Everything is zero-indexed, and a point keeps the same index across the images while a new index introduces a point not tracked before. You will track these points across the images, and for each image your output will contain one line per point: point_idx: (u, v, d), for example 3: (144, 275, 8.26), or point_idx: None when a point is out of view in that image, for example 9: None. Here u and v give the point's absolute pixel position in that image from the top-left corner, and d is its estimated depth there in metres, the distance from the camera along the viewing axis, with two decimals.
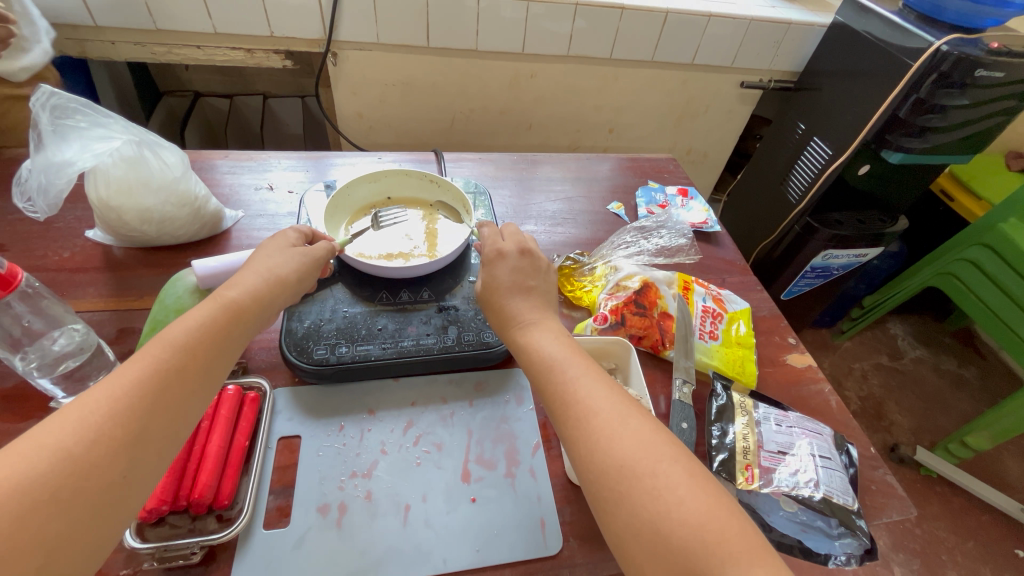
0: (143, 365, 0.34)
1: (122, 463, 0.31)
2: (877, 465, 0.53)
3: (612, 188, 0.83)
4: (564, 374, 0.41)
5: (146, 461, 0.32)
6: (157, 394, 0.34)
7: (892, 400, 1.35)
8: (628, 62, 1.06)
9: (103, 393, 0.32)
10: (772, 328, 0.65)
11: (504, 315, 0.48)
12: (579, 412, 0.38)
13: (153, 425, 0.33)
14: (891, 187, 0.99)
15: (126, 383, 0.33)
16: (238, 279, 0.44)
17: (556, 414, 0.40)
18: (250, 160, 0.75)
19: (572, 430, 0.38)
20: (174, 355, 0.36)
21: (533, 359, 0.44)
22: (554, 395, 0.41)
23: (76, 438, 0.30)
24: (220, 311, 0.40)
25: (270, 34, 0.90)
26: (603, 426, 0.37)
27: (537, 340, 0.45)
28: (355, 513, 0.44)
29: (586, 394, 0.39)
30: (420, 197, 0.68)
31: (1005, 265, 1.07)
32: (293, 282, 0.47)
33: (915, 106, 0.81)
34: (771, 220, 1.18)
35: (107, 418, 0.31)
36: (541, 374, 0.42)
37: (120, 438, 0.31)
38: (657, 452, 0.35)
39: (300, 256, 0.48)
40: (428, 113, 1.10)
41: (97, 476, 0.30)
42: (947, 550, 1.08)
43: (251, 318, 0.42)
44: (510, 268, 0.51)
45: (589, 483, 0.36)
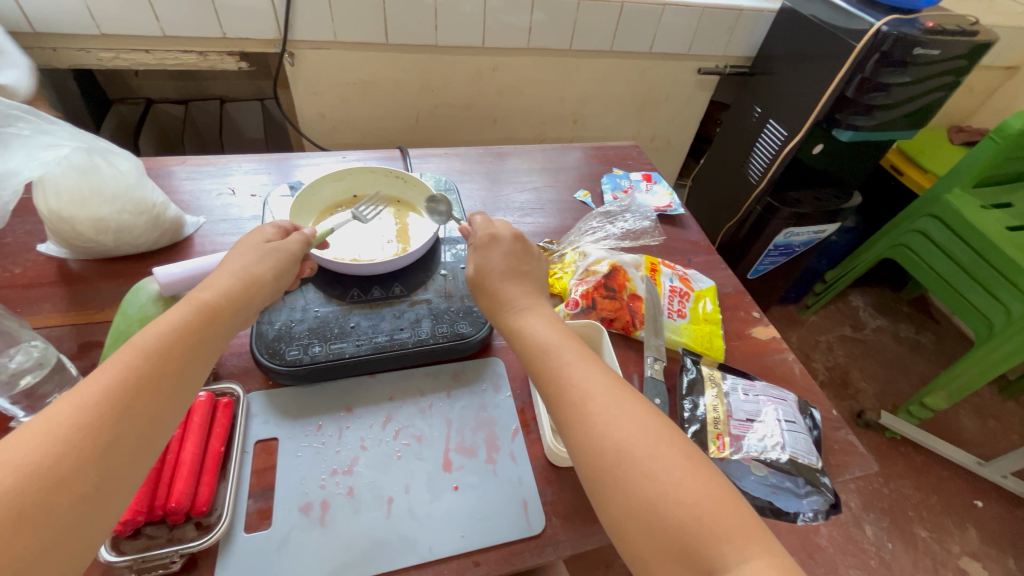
0: (112, 373, 0.34)
1: (95, 474, 0.30)
2: (839, 426, 0.55)
3: (578, 176, 0.84)
4: (559, 358, 0.42)
5: (119, 469, 0.32)
6: (129, 398, 0.33)
7: (856, 368, 1.41)
8: (587, 53, 1.07)
9: (67, 406, 0.31)
10: (736, 303, 0.67)
11: (493, 301, 0.49)
12: (576, 395, 0.39)
13: (125, 432, 0.32)
14: (843, 165, 1.04)
15: (95, 390, 0.33)
16: (211, 279, 0.43)
17: (551, 396, 0.41)
18: (209, 165, 0.74)
19: (568, 413, 0.39)
20: (145, 360, 0.35)
21: (528, 343, 0.44)
22: (550, 379, 0.41)
23: (43, 452, 0.29)
24: (190, 311, 0.40)
25: (222, 35, 0.88)
26: (602, 409, 0.38)
27: (532, 325, 0.46)
28: (338, 509, 0.44)
29: (581, 377, 0.40)
30: (386, 194, 0.68)
31: (952, 233, 1.13)
32: (270, 279, 0.47)
33: (861, 85, 0.85)
34: (734, 202, 1.22)
35: (76, 429, 0.31)
36: (536, 358, 0.43)
37: (92, 448, 0.31)
38: (656, 435, 0.36)
39: (275, 253, 0.48)
40: (392, 111, 1.09)
41: (67, 489, 0.29)
42: (913, 506, 1.15)
43: (224, 316, 0.41)
44: (503, 252, 0.52)
45: (586, 464, 0.37)
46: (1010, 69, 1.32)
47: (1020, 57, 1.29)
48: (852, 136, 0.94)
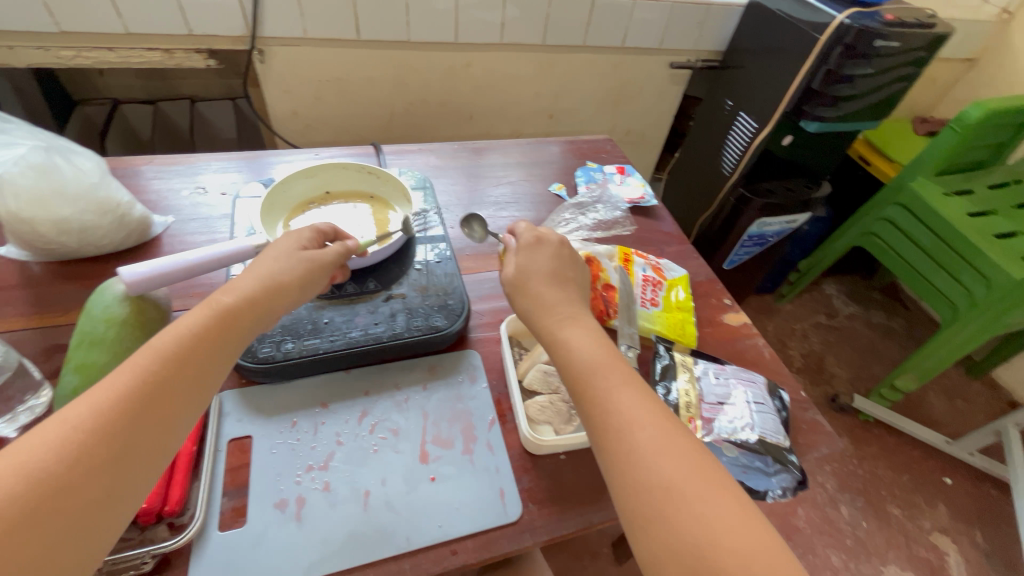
0: (130, 375, 0.34)
1: (104, 481, 0.31)
2: (807, 407, 0.57)
3: (553, 170, 0.84)
4: (605, 380, 0.40)
5: (127, 476, 0.32)
6: (143, 405, 0.34)
7: (830, 354, 1.45)
8: (561, 48, 1.08)
9: (86, 408, 0.32)
10: (708, 291, 0.68)
11: (540, 313, 0.47)
12: (623, 424, 0.38)
13: (137, 438, 0.33)
14: (812, 155, 1.07)
15: (113, 396, 0.33)
16: (235, 282, 0.43)
17: (594, 420, 0.39)
18: (177, 164, 0.73)
19: (613, 442, 0.37)
20: (160, 363, 0.36)
21: (571, 362, 0.43)
22: (593, 402, 0.40)
23: (58, 456, 0.30)
24: (210, 314, 0.40)
25: (188, 32, 0.86)
26: (652, 441, 0.36)
27: (574, 340, 0.44)
28: (313, 504, 0.44)
29: (627, 403, 0.39)
30: (358, 189, 0.68)
31: (916, 221, 1.16)
32: (294, 289, 0.46)
33: (826, 77, 0.88)
34: (708, 194, 1.24)
35: (89, 435, 0.31)
36: (580, 378, 0.41)
37: (104, 455, 0.31)
38: (708, 475, 0.35)
39: (303, 259, 0.47)
40: (366, 108, 1.08)
41: (76, 495, 0.29)
42: (886, 486, 1.18)
43: (242, 322, 0.41)
44: (550, 256, 0.52)
45: (628, 495, 0.35)
46: (969, 61, 1.37)
47: (978, 49, 1.34)
48: (819, 127, 0.95)
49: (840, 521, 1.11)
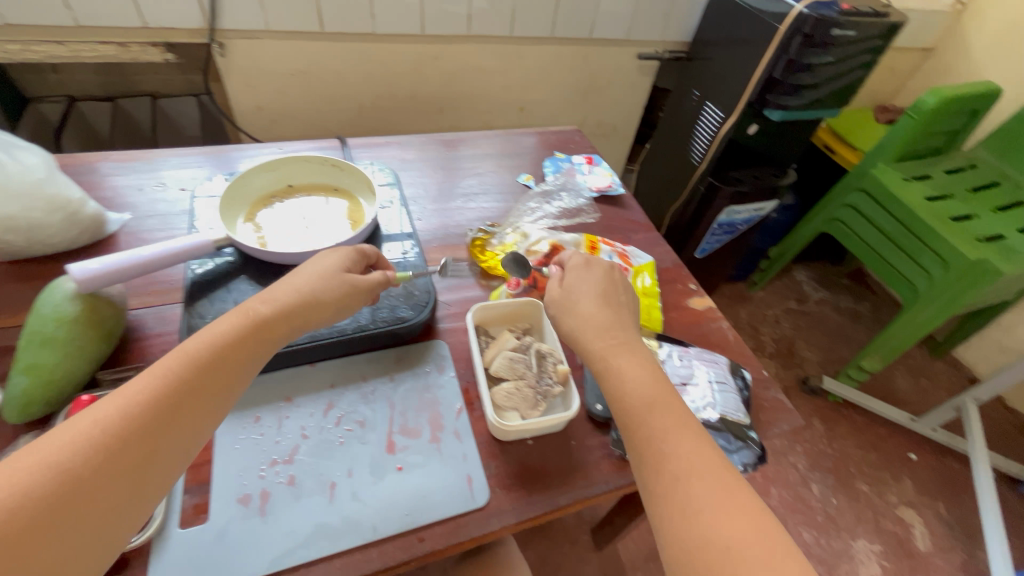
0: (154, 380, 0.36)
1: (124, 484, 0.33)
2: (769, 385, 0.58)
3: (522, 161, 0.85)
4: (661, 422, 0.40)
5: (145, 479, 0.34)
6: (170, 412, 0.36)
7: (801, 338, 1.49)
8: (529, 39, 1.08)
9: (114, 410, 0.34)
10: (674, 277, 0.69)
11: (591, 338, 0.46)
12: (679, 474, 0.37)
13: (162, 443, 0.35)
14: (777, 144, 1.09)
15: (139, 400, 0.35)
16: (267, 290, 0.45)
17: (647, 465, 0.39)
18: (134, 161, 0.71)
19: (667, 490, 0.37)
20: (189, 369, 0.38)
21: (625, 402, 0.42)
22: (648, 445, 0.39)
23: (80, 455, 0.32)
24: (245, 323, 0.42)
25: (143, 24, 0.83)
26: (710, 494, 0.36)
27: (629, 371, 0.43)
28: (278, 498, 0.43)
29: (683, 451, 0.38)
30: (322, 182, 0.67)
31: (878, 206, 1.20)
32: (329, 308, 0.47)
33: (788, 66, 0.90)
34: (678, 184, 1.26)
35: (118, 440, 0.33)
36: (634, 417, 0.41)
37: (131, 459, 0.33)
38: (766, 537, 0.34)
39: (347, 279, 0.48)
40: (333, 101, 1.07)
41: (100, 497, 0.31)
42: (855, 463, 1.22)
43: (275, 333, 0.43)
44: (593, 284, 0.50)
45: (677, 545, 0.35)
46: (926, 50, 1.42)
47: (934, 39, 1.39)
48: (783, 116, 0.97)
49: (812, 499, 1.14)
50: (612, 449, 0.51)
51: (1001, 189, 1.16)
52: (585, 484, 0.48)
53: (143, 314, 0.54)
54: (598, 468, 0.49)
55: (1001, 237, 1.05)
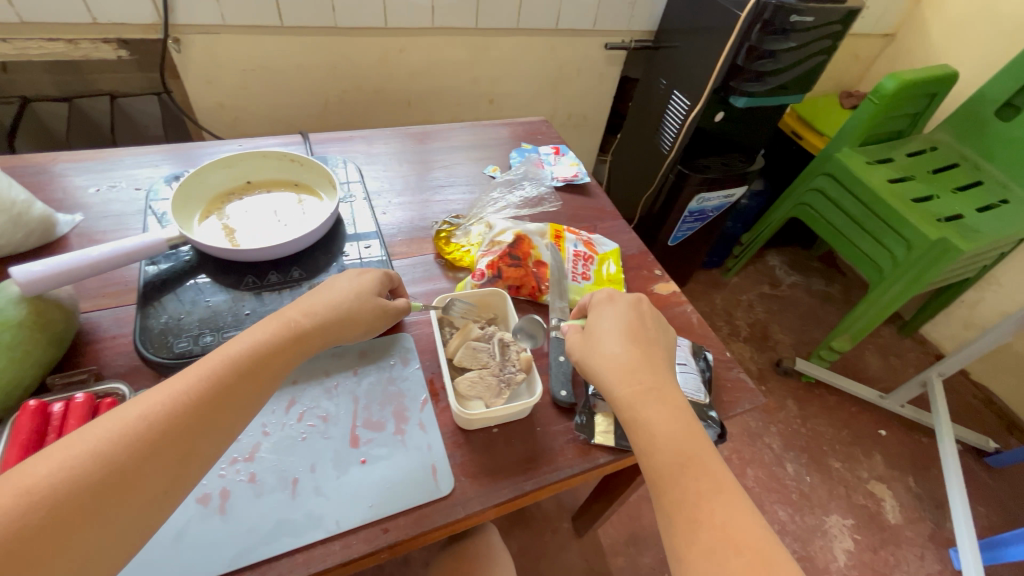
0: (197, 375, 0.37)
1: (163, 479, 0.33)
2: (731, 366, 0.60)
3: (488, 153, 0.84)
4: (695, 485, 0.39)
5: (184, 474, 0.34)
6: (212, 411, 0.36)
7: (774, 322, 1.52)
8: (494, 31, 1.08)
9: (157, 401, 0.35)
10: (640, 264, 0.70)
11: (616, 384, 0.44)
12: (711, 542, 0.36)
13: (200, 442, 0.35)
14: (744, 130, 1.10)
15: (183, 396, 0.36)
16: (306, 300, 0.46)
17: (678, 532, 0.38)
18: (85, 160, 0.69)
19: (696, 557, 0.36)
20: (230, 370, 0.38)
21: (655, 459, 0.41)
22: (679, 511, 0.38)
23: (120, 443, 0.32)
24: (284, 332, 0.43)
25: (92, 20, 0.81)
26: (742, 566, 0.34)
27: (656, 422, 0.42)
28: (238, 496, 0.43)
29: (716, 519, 0.37)
30: (281, 178, 0.66)
31: (843, 190, 1.22)
32: (360, 325, 0.49)
33: (749, 53, 0.91)
34: (649, 172, 1.27)
35: (160, 436, 0.33)
36: (663, 477, 0.40)
37: (171, 455, 0.34)
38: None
39: (379, 303, 0.50)
40: (298, 98, 1.05)
41: (141, 490, 0.32)
42: (828, 441, 1.25)
43: (308, 344, 0.44)
44: (617, 319, 0.49)
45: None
46: (887, 36, 1.45)
47: (895, 25, 1.42)
48: (748, 102, 0.99)
49: (786, 478, 1.17)
50: (576, 433, 0.51)
51: (961, 171, 1.19)
52: (549, 470, 0.48)
53: (97, 317, 0.52)
54: (563, 454, 0.50)
55: (961, 217, 1.08)
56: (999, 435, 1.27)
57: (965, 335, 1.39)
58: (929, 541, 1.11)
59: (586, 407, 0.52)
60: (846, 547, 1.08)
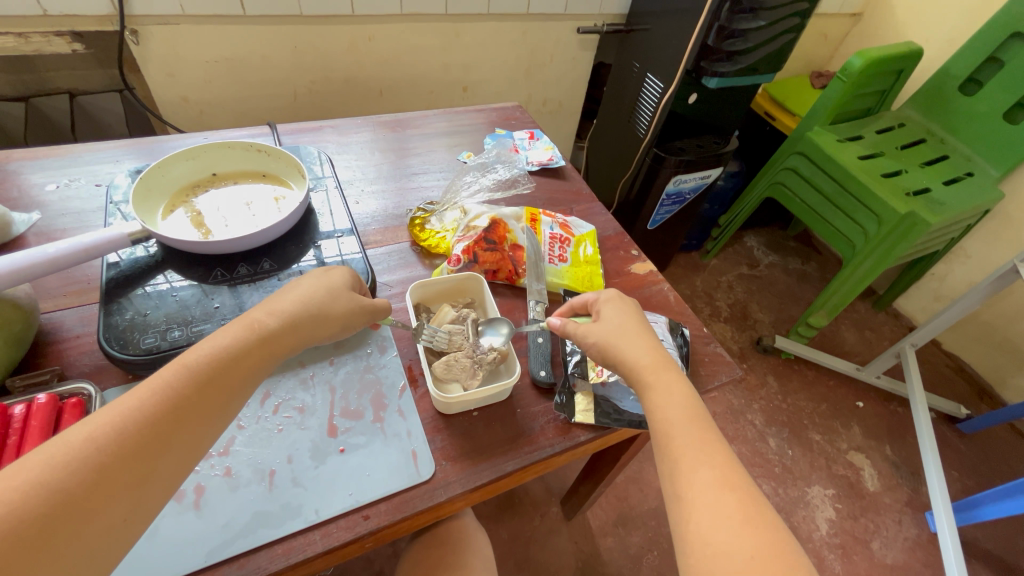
0: (151, 392, 0.35)
1: (122, 505, 0.31)
2: (708, 341, 0.60)
3: (462, 139, 0.84)
4: (698, 432, 0.40)
5: (147, 498, 0.32)
6: (169, 426, 0.34)
7: (753, 302, 1.54)
8: (465, 17, 1.07)
9: (106, 423, 0.32)
10: (617, 244, 0.71)
11: (640, 353, 0.45)
12: (709, 482, 0.37)
13: (161, 459, 0.33)
14: (718, 111, 1.11)
15: (136, 415, 0.33)
16: (273, 299, 0.44)
17: (678, 472, 0.38)
18: (41, 157, 0.66)
19: (694, 495, 0.37)
20: (188, 383, 0.36)
21: (667, 411, 0.41)
22: (681, 452, 0.39)
23: (73, 470, 0.30)
24: (249, 334, 0.40)
25: (42, 13, 0.78)
26: (738, 506, 0.35)
27: (668, 387, 0.43)
28: (213, 491, 0.42)
29: (716, 464, 0.38)
30: (249, 169, 0.65)
31: (816, 167, 1.24)
32: (336, 323, 0.47)
33: (719, 33, 0.91)
34: (625, 157, 1.27)
35: (113, 457, 0.31)
36: (668, 425, 0.41)
37: (130, 478, 0.32)
38: (786, 555, 0.33)
39: (353, 298, 0.48)
40: (266, 90, 1.03)
41: (101, 514, 0.30)
42: (808, 415, 1.28)
43: (277, 345, 0.42)
44: (629, 318, 0.49)
45: (694, 545, 0.35)
46: (855, 15, 1.47)
47: (861, 4, 1.44)
48: (719, 83, 0.99)
49: (769, 452, 1.20)
50: (557, 413, 0.51)
51: (929, 146, 1.22)
52: (531, 449, 0.48)
53: (61, 317, 0.51)
54: (544, 433, 0.50)
55: (928, 191, 1.11)
56: (970, 402, 1.31)
57: (936, 307, 1.43)
58: (906, 507, 1.14)
59: (565, 387, 0.53)
60: (827, 516, 1.11)
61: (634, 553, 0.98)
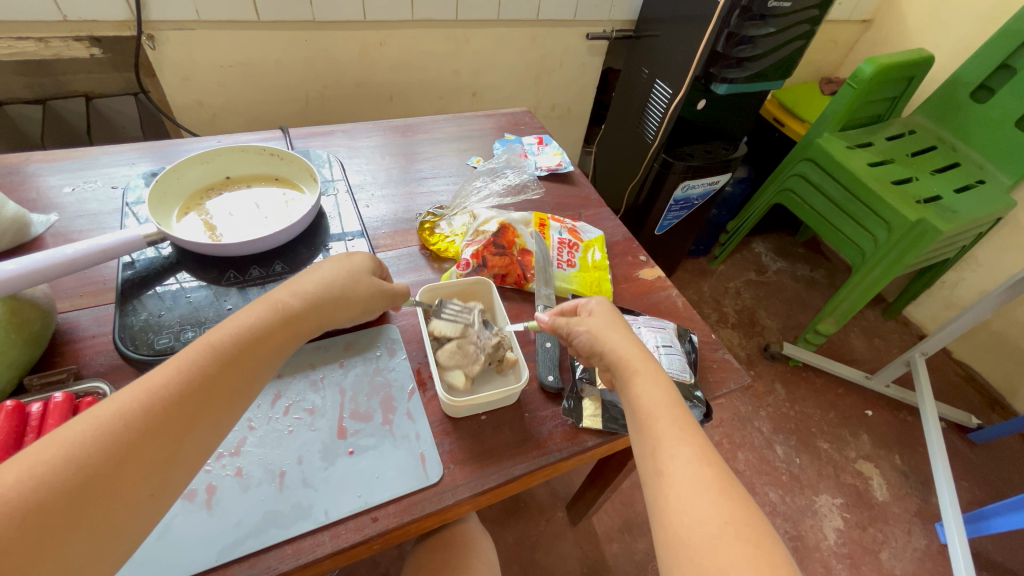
0: (178, 371, 0.35)
1: (148, 482, 0.32)
2: (717, 347, 0.60)
3: (473, 144, 0.84)
4: (680, 414, 0.40)
5: (172, 473, 0.33)
6: (192, 406, 0.35)
7: (761, 308, 1.53)
8: (475, 23, 1.08)
9: (134, 400, 0.33)
10: (625, 250, 0.71)
11: (627, 346, 0.46)
12: (690, 457, 0.37)
13: (184, 439, 0.34)
14: (728, 117, 1.11)
15: (161, 393, 0.34)
16: (297, 282, 0.45)
17: (659, 450, 0.38)
18: (58, 160, 0.67)
19: (675, 469, 0.37)
20: (213, 363, 0.37)
21: (650, 396, 0.42)
22: (662, 431, 0.39)
23: (102, 448, 0.31)
24: (273, 313, 0.42)
25: (62, 18, 0.79)
26: (717, 482, 0.36)
27: (643, 375, 0.43)
28: (224, 492, 0.42)
29: (696, 442, 0.38)
30: (262, 172, 0.66)
31: (826, 173, 1.23)
32: (356, 306, 0.48)
33: (729, 39, 0.90)
34: (634, 161, 1.27)
35: (141, 434, 0.32)
36: (653, 405, 0.41)
37: (157, 456, 0.32)
38: (761, 531, 0.33)
39: (375, 283, 0.50)
40: (277, 93, 1.04)
41: (128, 491, 0.31)
42: (815, 423, 1.27)
43: (299, 329, 0.43)
44: (609, 314, 0.50)
45: (672, 518, 0.35)
46: (865, 22, 1.47)
47: (871, 11, 1.44)
48: (728, 89, 0.99)
49: (776, 460, 1.19)
50: (564, 418, 0.51)
51: (939, 153, 1.21)
52: (538, 454, 0.48)
53: (76, 317, 0.52)
54: (552, 438, 0.50)
55: (939, 199, 1.10)
56: (981, 411, 1.29)
57: (947, 315, 1.42)
58: (916, 517, 1.13)
59: (573, 392, 0.53)
60: (835, 526, 1.10)
61: (640, 560, 0.98)
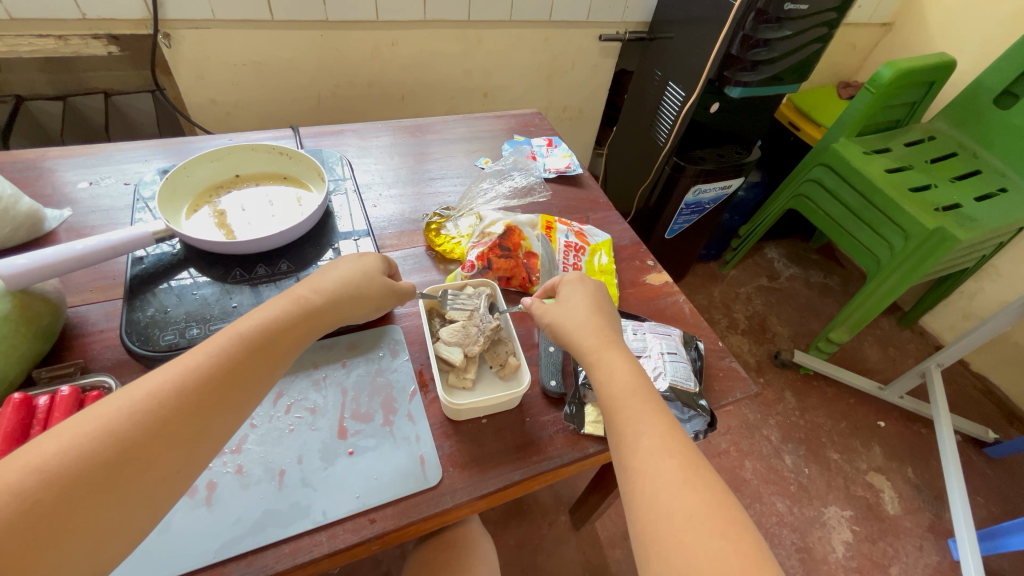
0: (211, 355, 0.37)
1: (176, 458, 0.33)
2: (724, 355, 0.60)
3: (481, 145, 0.84)
4: (643, 403, 0.40)
5: (200, 450, 0.34)
6: (221, 387, 0.36)
7: (773, 314, 1.51)
8: (487, 23, 1.08)
9: (168, 382, 0.34)
10: (633, 254, 0.70)
11: (585, 336, 0.46)
12: (651, 448, 0.37)
13: (212, 422, 0.35)
14: (741, 120, 1.09)
15: (190, 373, 0.35)
16: (316, 278, 0.46)
17: (624, 444, 0.39)
18: (74, 156, 0.69)
19: (639, 463, 0.37)
20: (241, 349, 0.38)
21: (612, 385, 0.42)
22: (626, 425, 0.39)
23: (136, 424, 0.32)
24: (297, 309, 0.42)
25: (81, 16, 0.80)
26: (678, 471, 0.36)
27: (617, 363, 0.43)
28: (224, 488, 0.43)
29: (654, 432, 0.38)
30: (272, 171, 0.66)
31: (841, 180, 1.21)
32: (372, 302, 0.49)
33: (744, 42, 0.89)
34: (645, 164, 1.26)
35: (174, 412, 0.33)
36: (618, 396, 0.41)
37: (185, 433, 0.33)
38: (723, 514, 0.33)
39: (387, 283, 0.50)
40: (289, 92, 1.05)
41: (156, 465, 0.32)
42: (826, 433, 1.25)
43: (321, 321, 0.44)
44: (584, 298, 0.50)
45: (639, 513, 0.35)
46: (886, 25, 1.44)
47: (892, 14, 1.41)
48: (743, 92, 0.97)
49: (784, 469, 1.17)
50: (565, 423, 0.51)
51: (960, 159, 1.18)
52: (539, 459, 0.48)
53: (85, 311, 0.53)
54: (552, 443, 0.49)
55: (958, 206, 1.07)
56: (999, 425, 1.26)
57: (965, 326, 1.39)
58: (928, 532, 1.10)
59: (575, 398, 0.52)
60: (844, 538, 1.07)
61: None
